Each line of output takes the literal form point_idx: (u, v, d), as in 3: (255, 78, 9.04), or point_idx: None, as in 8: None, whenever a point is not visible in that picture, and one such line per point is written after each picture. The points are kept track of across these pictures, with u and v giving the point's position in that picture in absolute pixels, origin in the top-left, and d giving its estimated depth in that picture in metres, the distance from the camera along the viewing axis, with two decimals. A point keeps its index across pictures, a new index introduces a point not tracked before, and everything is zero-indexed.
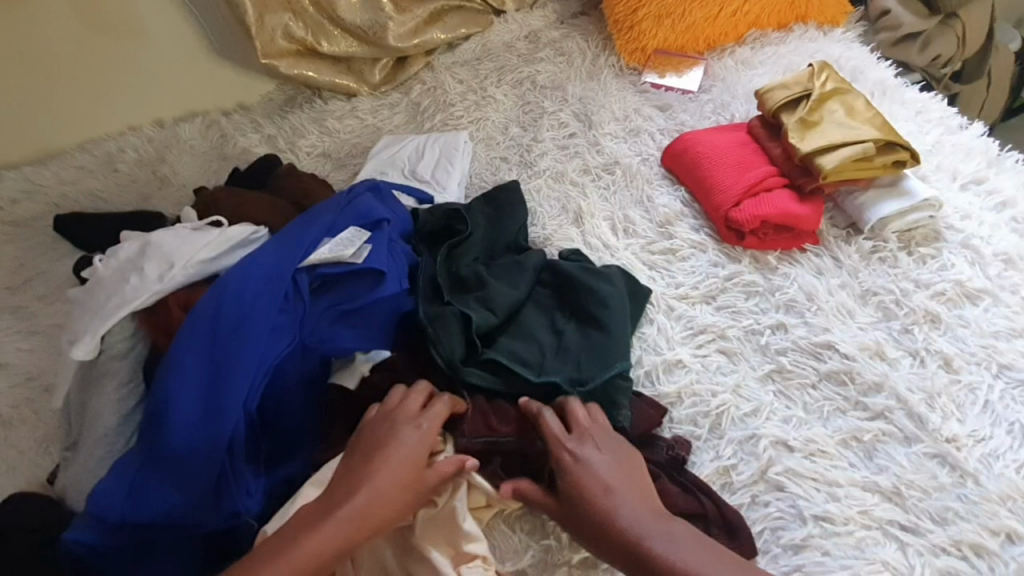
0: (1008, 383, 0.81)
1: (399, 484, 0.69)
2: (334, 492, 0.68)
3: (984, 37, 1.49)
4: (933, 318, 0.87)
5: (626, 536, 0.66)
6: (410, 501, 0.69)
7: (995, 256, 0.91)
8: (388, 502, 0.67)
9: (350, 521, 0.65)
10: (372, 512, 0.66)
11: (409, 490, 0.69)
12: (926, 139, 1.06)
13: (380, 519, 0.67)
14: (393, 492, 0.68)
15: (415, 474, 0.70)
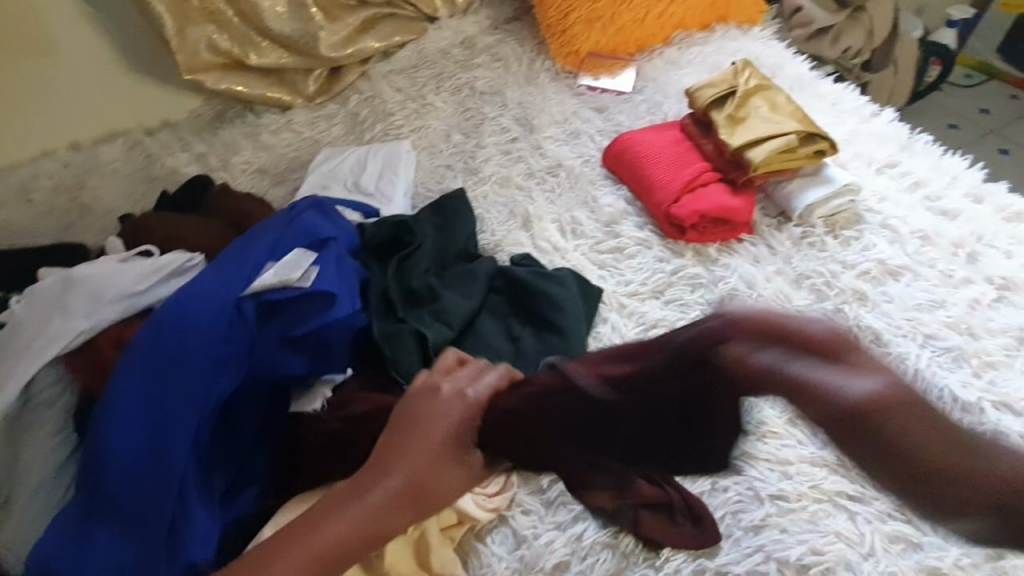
0: (935, 351, 0.86)
1: (436, 478, 0.63)
2: (373, 468, 0.64)
3: (886, 31, 1.61)
4: (861, 297, 0.92)
5: (832, 389, 0.46)
6: (440, 496, 0.64)
7: (912, 234, 0.98)
8: (413, 497, 0.63)
9: (367, 518, 0.62)
10: (398, 507, 0.63)
11: (440, 485, 0.64)
12: (842, 129, 1.14)
13: (401, 515, 0.63)
14: (431, 473, 0.63)
15: (456, 457, 0.64)
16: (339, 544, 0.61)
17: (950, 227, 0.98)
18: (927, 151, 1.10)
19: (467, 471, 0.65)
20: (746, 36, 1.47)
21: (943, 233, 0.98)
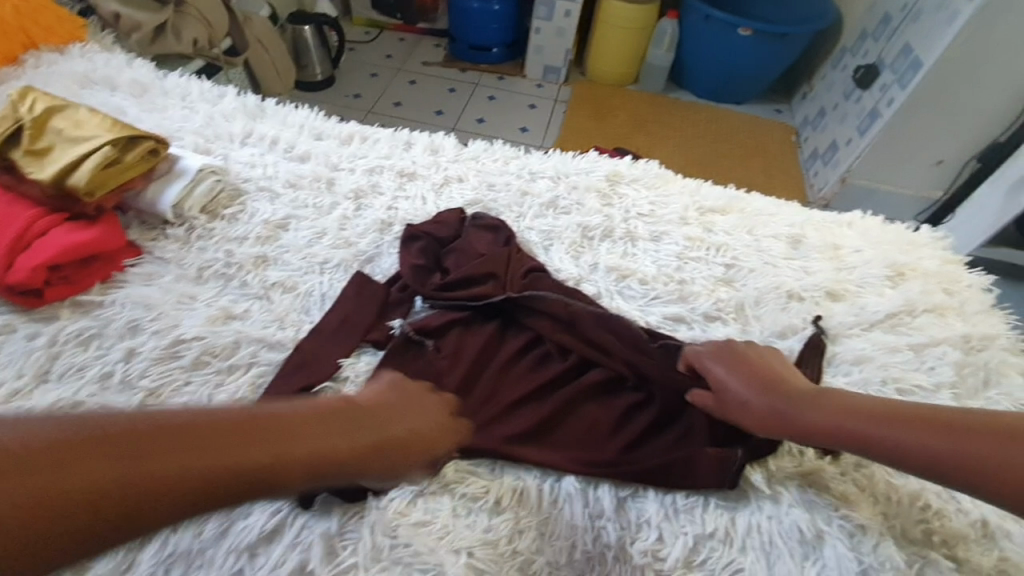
0: (331, 271, 0.93)
1: (277, 417, 0.57)
2: (315, 436, 0.57)
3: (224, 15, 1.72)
4: (262, 260, 0.93)
5: (397, 391, 0.77)
6: (276, 462, 0.54)
7: (283, 185, 1.05)
8: (224, 430, 0.53)
9: (187, 421, 0.53)
10: (208, 429, 0.53)
11: (305, 436, 0.57)
12: (196, 119, 1.17)
13: (337, 453, 0.58)
14: (320, 436, 0.58)
15: (324, 417, 0.60)
16: (196, 425, 0.53)
17: (309, 167, 1.09)
18: (278, 115, 1.21)
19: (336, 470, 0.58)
20: (72, 56, 1.30)
21: (303, 175, 1.07)
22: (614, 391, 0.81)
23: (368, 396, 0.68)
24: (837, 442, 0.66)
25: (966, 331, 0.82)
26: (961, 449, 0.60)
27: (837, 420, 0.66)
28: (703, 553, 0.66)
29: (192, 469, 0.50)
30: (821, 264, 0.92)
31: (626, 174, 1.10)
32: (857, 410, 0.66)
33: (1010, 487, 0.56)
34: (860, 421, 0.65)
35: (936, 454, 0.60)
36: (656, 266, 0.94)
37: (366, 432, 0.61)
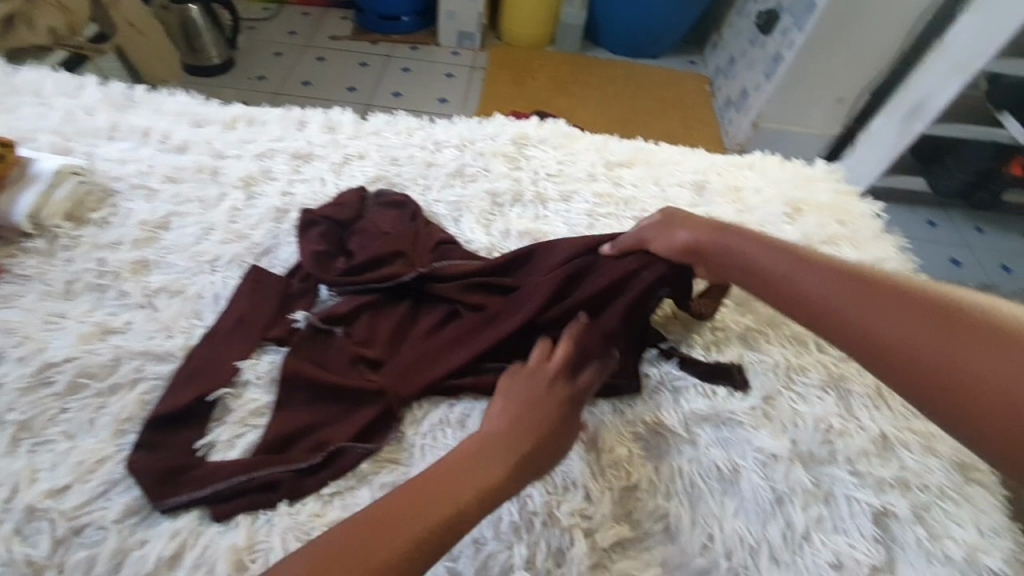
0: (223, 268, 0.86)
1: (443, 474, 0.59)
2: (482, 469, 0.60)
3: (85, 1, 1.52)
4: (143, 265, 0.85)
5: (300, 375, 0.73)
6: (458, 510, 0.57)
7: (161, 180, 0.96)
8: (402, 508, 0.56)
9: (379, 512, 0.56)
10: (402, 507, 0.56)
11: (455, 474, 0.59)
12: (51, 115, 1.04)
13: (498, 470, 0.60)
14: (472, 468, 0.60)
15: (481, 452, 0.62)
16: (397, 515, 0.55)
17: (190, 158, 0.99)
18: (151, 103, 1.09)
19: (492, 477, 0.60)
20: None
21: (183, 167, 0.97)
22: (540, 327, 0.78)
23: (494, 414, 0.66)
24: (743, 268, 0.74)
25: (858, 258, 0.86)
26: (825, 291, 0.65)
27: (749, 255, 0.73)
28: (630, 506, 0.68)
29: (413, 548, 0.54)
30: (724, 208, 0.94)
31: (532, 136, 1.07)
32: (774, 249, 0.73)
33: (848, 336, 0.62)
34: (764, 256, 0.72)
35: (807, 288, 0.67)
36: (568, 227, 0.93)
37: (508, 439, 0.63)
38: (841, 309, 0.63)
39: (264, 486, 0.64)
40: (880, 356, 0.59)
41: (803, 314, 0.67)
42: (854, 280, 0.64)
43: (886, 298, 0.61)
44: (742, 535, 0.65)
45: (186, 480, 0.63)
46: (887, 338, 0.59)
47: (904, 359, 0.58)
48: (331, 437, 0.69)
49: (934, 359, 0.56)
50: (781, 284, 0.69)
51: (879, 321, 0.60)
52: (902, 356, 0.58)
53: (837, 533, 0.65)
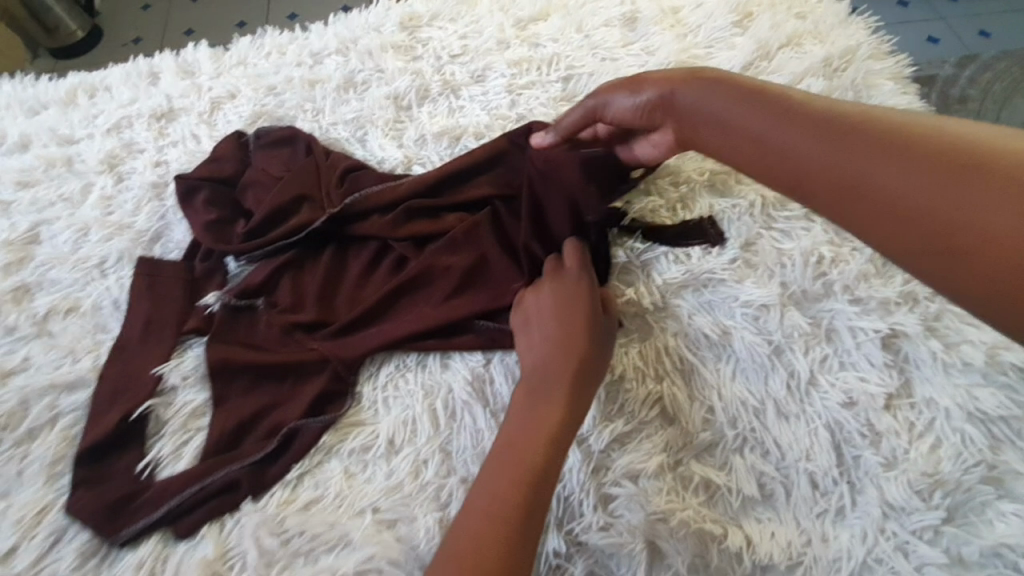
0: (115, 269, 0.74)
1: (524, 402, 0.55)
2: (562, 364, 0.56)
3: None
4: (23, 290, 0.73)
5: (233, 363, 0.64)
6: (566, 405, 0.54)
7: (12, 188, 0.81)
8: (510, 445, 0.52)
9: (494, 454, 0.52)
10: (509, 452, 0.51)
11: (540, 385, 0.55)
12: None
13: (573, 355, 0.56)
14: (555, 368, 0.56)
15: (557, 351, 0.57)
16: (513, 445, 0.52)
17: (37, 153, 0.83)
18: None
19: (574, 363, 0.56)
20: None
21: (31, 167, 0.82)
22: (485, 248, 0.68)
23: (535, 320, 0.61)
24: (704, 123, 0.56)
25: (826, 54, 0.73)
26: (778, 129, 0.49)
27: (699, 107, 0.57)
28: (619, 400, 0.61)
29: (546, 459, 0.50)
30: (662, 38, 0.79)
31: (423, 15, 0.89)
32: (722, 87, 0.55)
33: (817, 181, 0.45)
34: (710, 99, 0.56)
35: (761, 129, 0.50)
36: (488, 112, 0.79)
37: (567, 322, 0.59)
38: (792, 145, 0.47)
39: (224, 490, 0.58)
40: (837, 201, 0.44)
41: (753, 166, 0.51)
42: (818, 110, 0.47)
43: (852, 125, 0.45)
44: (745, 398, 0.59)
45: (138, 506, 0.58)
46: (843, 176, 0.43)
47: (863, 199, 0.42)
48: (282, 418, 0.62)
49: (898, 195, 0.40)
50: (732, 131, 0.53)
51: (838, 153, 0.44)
52: (858, 193, 0.42)
53: (845, 369, 0.60)
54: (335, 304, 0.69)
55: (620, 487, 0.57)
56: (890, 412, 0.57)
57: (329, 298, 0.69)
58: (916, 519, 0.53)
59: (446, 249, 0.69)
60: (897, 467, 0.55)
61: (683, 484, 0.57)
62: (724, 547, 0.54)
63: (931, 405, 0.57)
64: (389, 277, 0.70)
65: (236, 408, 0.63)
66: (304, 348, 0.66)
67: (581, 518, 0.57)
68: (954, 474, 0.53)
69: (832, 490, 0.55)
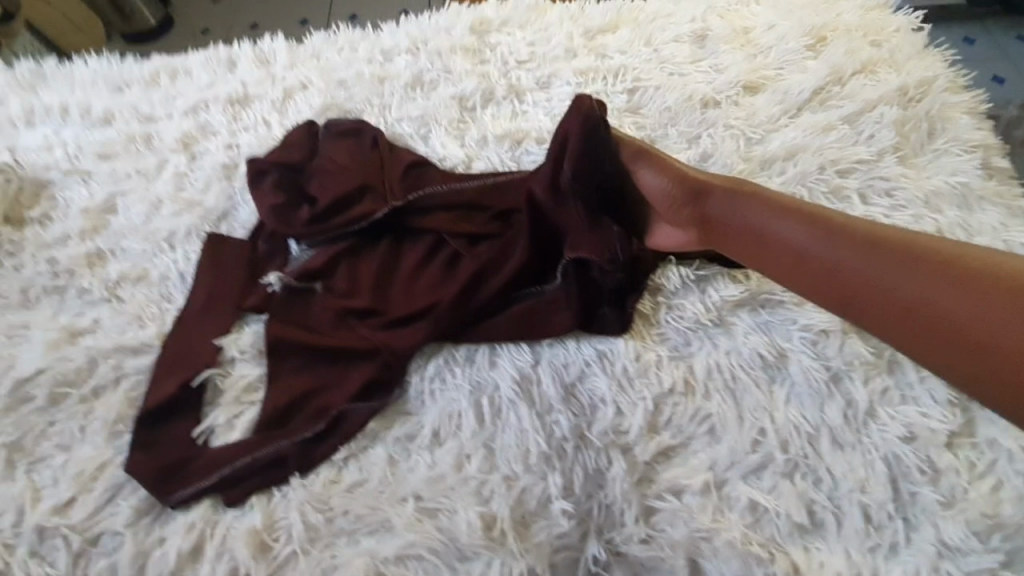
0: (183, 243, 0.77)
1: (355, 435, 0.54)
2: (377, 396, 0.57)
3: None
4: (97, 255, 0.77)
5: (289, 343, 0.66)
6: None
7: (93, 161, 0.85)
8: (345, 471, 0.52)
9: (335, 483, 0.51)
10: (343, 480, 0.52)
11: None
12: None
13: None
14: None
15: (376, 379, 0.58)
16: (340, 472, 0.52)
17: (119, 129, 0.88)
18: (60, 75, 0.96)
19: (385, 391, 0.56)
20: None
21: (112, 141, 0.87)
22: (533, 269, 0.69)
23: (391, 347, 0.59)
24: (739, 226, 0.60)
25: (902, 83, 0.72)
26: (823, 252, 0.53)
27: (736, 211, 0.60)
28: (666, 413, 0.60)
29: None
30: (731, 56, 0.79)
31: (493, 20, 0.91)
32: (759, 202, 0.59)
33: (866, 309, 0.50)
34: (756, 211, 0.59)
35: (810, 247, 0.54)
36: (551, 119, 0.81)
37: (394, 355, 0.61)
38: (851, 270, 0.51)
39: (273, 463, 0.60)
40: (902, 330, 0.48)
41: (801, 288, 0.54)
42: (855, 234, 0.52)
43: (894, 251, 0.50)
44: (799, 423, 0.58)
45: (191, 471, 0.60)
46: (900, 303, 0.48)
47: (927, 326, 0.47)
48: (332, 400, 0.63)
49: (955, 322, 0.45)
50: (776, 249, 0.56)
51: (892, 281, 0.49)
52: (921, 318, 0.47)
53: (905, 403, 0.58)
54: (382, 304, 0.69)
55: (663, 501, 0.57)
56: (950, 450, 0.56)
57: (381, 295, 0.70)
58: (973, 561, 0.51)
59: (495, 265, 0.69)
60: (954, 507, 0.53)
61: (728, 504, 0.56)
62: (770, 571, 0.53)
63: (993, 446, 0.55)
64: (439, 283, 0.70)
65: (288, 384, 0.65)
66: (353, 338, 0.67)
67: (622, 528, 0.57)
68: (1015, 518, 0.52)
69: (886, 524, 0.54)
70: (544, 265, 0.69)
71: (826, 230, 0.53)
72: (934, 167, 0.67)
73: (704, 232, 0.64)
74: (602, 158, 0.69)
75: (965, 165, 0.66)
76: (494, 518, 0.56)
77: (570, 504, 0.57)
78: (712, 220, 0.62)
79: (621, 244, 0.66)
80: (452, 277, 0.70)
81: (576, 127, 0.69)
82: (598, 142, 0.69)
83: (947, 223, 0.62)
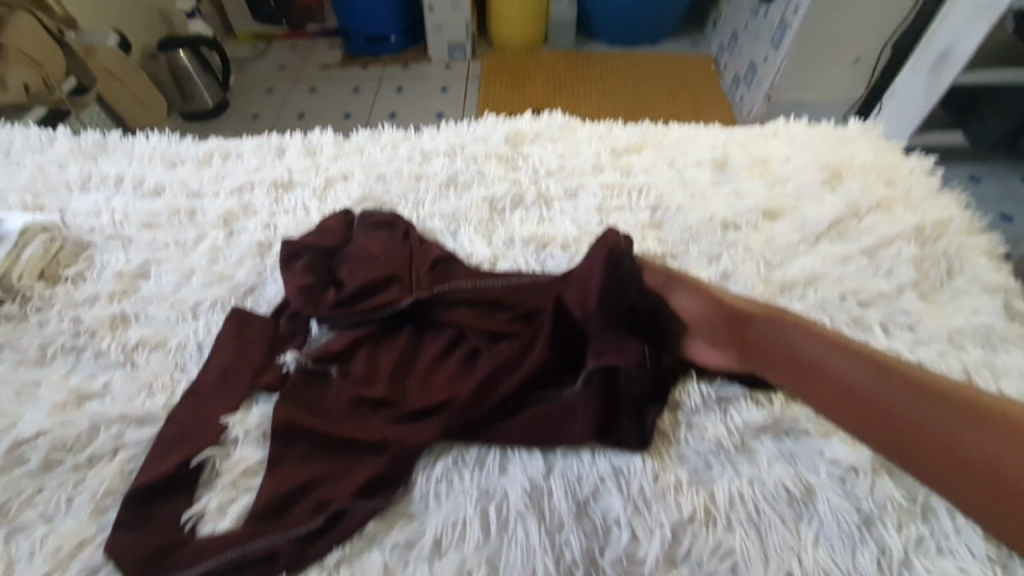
0: (207, 314, 0.78)
1: None
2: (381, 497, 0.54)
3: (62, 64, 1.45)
4: (121, 319, 0.78)
5: (297, 428, 0.64)
6: None
7: (136, 228, 0.89)
8: None
9: None
10: None
11: None
12: (21, 172, 0.98)
13: None
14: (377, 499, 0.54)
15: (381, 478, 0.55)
16: None
17: (166, 201, 0.93)
18: (122, 148, 1.04)
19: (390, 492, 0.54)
20: None
21: (158, 211, 0.92)
22: (552, 374, 0.68)
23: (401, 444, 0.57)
24: (783, 353, 0.62)
25: (917, 223, 0.75)
26: (878, 392, 0.55)
27: (780, 336, 0.62)
28: (685, 543, 0.56)
29: None
30: (750, 184, 0.84)
31: (527, 132, 0.99)
32: (804, 330, 0.62)
33: (921, 454, 0.52)
34: (801, 339, 0.61)
35: (869, 391, 0.55)
36: (577, 226, 0.84)
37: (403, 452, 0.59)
38: (913, 417, 0.53)
39: (261, 560, 0.56)
40: (967, 486, 0.50)
41: (852, 423, 0.56)
42: (908, 377, 0.55)
43: (948, 400, 0.52)
44: (829, 569, 0.54)
45: (172, 561, 0.56)
46: (959, 455, 0.50)
47: (985, 480, 0.49)
48: (332, 494, 0.60)
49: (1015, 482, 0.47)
50: (828, 382, 0.58)
51: (951, 432, 0.51)
52: (989, 478, 0.49)
53: (943, 556, 0.54)
54: (396, 395, 0.68)
55: None
56: None
57: (397, 385, 0.69)
58: None
59: (513, 365, 0.68)
60: None
61: None
62: None
63: None
64: (455, 379, 0.69)
65: (288, 472, 0.62)
66: (363, 428, 0.65)
67: None
68: None
69: None
70: (563, 371, 0.69)
71: (878, 370, 0.56)
72: (955, 306, 0.68)
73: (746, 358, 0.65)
74: (628, 272, 0.70)
75: (985, 307, 0.67)
76: None
77: None
78: (755, 348, 0.64)
79: (646, 355, 0.66)
80: (469, 374, 0.69)
81: (604, 247, 0.72)
82: (624, 259, 0.71)
83: (973, 364, 0.62)
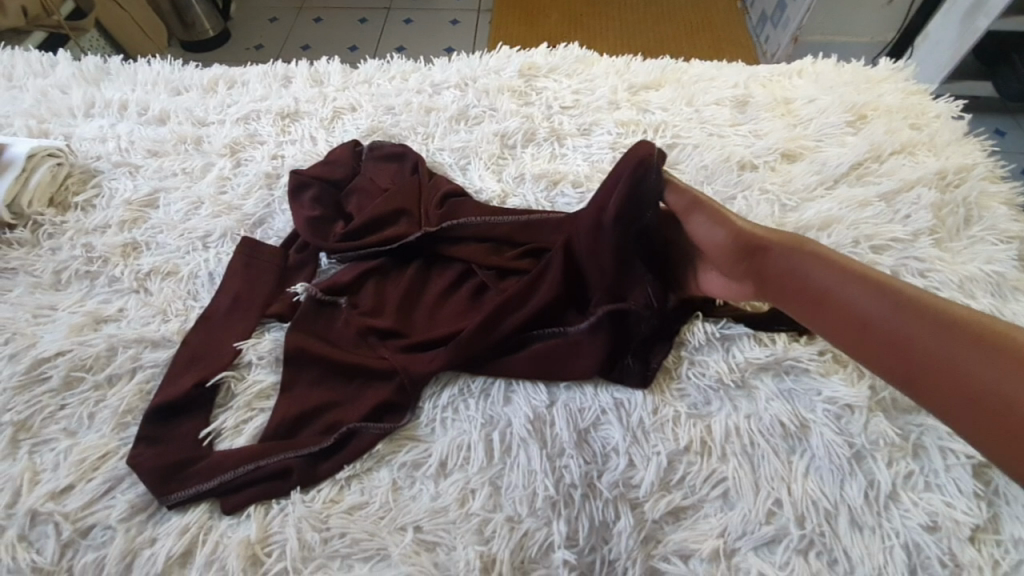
0: (217, 244, 0.79)
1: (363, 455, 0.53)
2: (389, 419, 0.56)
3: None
4: (132, 247, 0.79)
5: (308, 354, 0.66)
6: None
7: (143, 156, 0.89)
8: None
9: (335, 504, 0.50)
10: None
11: None
12: (23, 96, 0.96)
13: None
14: None
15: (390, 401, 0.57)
16: None
17: (171, 128, 0.92)
18: (125, 73, 1.01)
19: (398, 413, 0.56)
20: None
21: (164, 139, 0.90)
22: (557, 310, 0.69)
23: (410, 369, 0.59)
24: (798, 284, 0.59)
25: (940, 167, 0.73)
26: (893, 323, 0.52)
27: (798, 267, 0.60)
28: (680, 471, 0.58)
29: None
30: (770, 124, 0.81)
31: (541, 65, 0.95)
32: (824, 261, 0.59)
33: (931, 386, 0.50)
34: (819, 270, 0.58)
35: (882, 321, 0.53)
36: (589, 164, 0.82)
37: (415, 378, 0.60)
38: (924, 347, 0.50)
39: (275, 474, 0.59)
40: (976, 418, 0.47)
41: (863, 355, 0.54)
42: (929, 309, 0.52)
43: (969, 332, 0.49)
44: (817, 498, 0.56)
45: (192, 472, 0.59)
46: (971, 387, 0.48)
47: (997, 414, 0.46)
48: (342, 417, 0.63)
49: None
50: (840, 313, 0.56)
51: (966, 364, 0.48)
52: (1000, 410, 0.46)
53: (930, 490, 0.56)
54: (404, 325, 0.69)
55: (669, 563, 0.55)
56: (974, 545, 0.53)
57: (405, 317, 0.70)
58: None
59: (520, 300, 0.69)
60: None
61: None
62: None
63: (1019, 547, 0.53)
64: (463, 313, 0.70)
65: (300, 395, 0.64)
66: (372, 357, 0.67)
67: None
68: None
69: None
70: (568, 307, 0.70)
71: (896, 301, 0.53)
72: (970, 253, 0.67)
73: (760, 288, 0.63)
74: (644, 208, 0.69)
75: (1000, 255, 0.66)
76: (493, 560, 0.54)
77: (571, 554, 0.55)
78: (771, 278, 0.62)
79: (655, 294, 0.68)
80: (476, 308, 0.71)
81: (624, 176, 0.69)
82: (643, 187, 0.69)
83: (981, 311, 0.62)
